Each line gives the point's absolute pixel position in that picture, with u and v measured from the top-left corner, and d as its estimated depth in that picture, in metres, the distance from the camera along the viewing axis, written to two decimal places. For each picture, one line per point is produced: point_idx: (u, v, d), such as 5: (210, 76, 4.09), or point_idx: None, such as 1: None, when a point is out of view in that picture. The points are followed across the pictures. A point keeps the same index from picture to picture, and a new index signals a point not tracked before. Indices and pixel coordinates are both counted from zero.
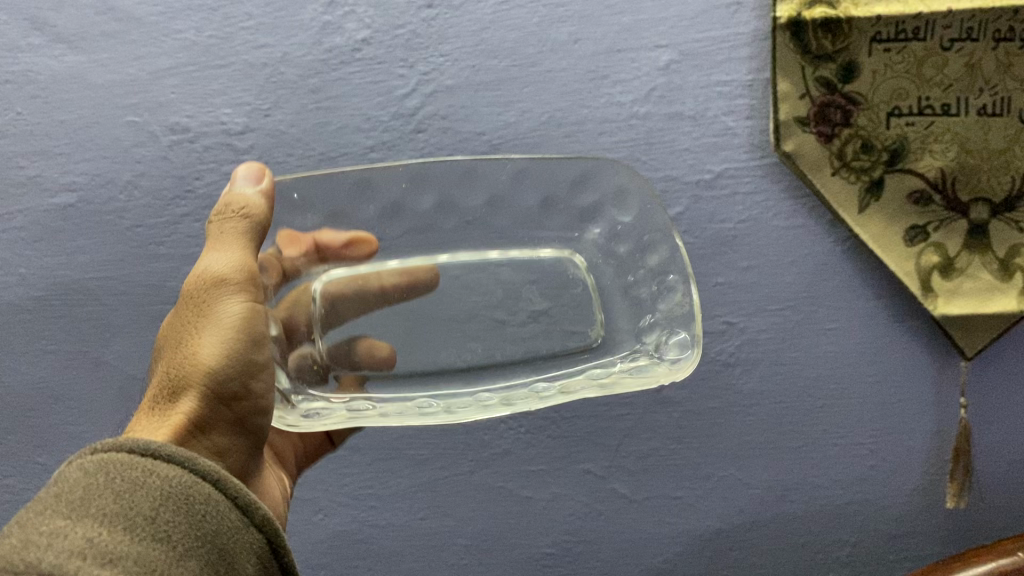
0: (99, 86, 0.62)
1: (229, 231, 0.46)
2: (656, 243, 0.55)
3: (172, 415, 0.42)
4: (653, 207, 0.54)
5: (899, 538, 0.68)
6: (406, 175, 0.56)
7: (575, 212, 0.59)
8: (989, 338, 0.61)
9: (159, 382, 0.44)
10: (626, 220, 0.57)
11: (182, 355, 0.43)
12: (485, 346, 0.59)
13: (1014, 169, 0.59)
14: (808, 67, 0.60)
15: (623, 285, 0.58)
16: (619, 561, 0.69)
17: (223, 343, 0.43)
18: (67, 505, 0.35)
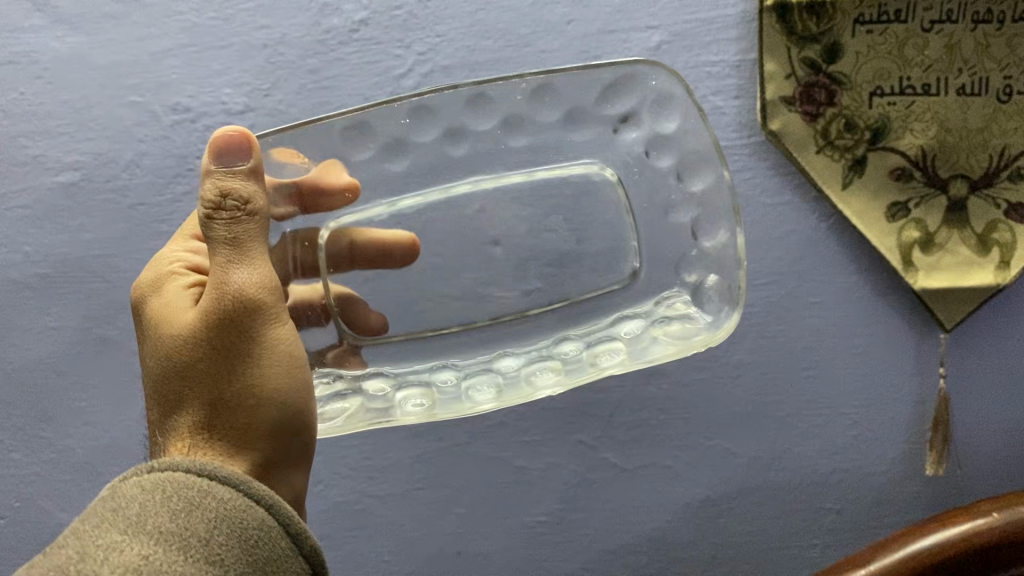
0: (101, 67, 0.65)
1: (248, 235, 0.44)
2: (698, 167, 0.55)
3: (238, 441, 0.45)
4: (698, 124, 0.54)
5: (885, 507, 0.70)
6: (407, 111, 0.55)
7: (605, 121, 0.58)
8: (968, 310, 0.64)
9: (207, 406, 0.45)
10: (670, 129, 0.56)
11: (236, 381, 0.44)
12: (508, 293, 0.62)
13: (991, 147, 0.62)
14: (794, 48, 0.62)
15: (659, 207, 0.59)
16: (611, 530, 0.71)
17: (276, 364, 0.45)
18: (124, 520, 0.37)
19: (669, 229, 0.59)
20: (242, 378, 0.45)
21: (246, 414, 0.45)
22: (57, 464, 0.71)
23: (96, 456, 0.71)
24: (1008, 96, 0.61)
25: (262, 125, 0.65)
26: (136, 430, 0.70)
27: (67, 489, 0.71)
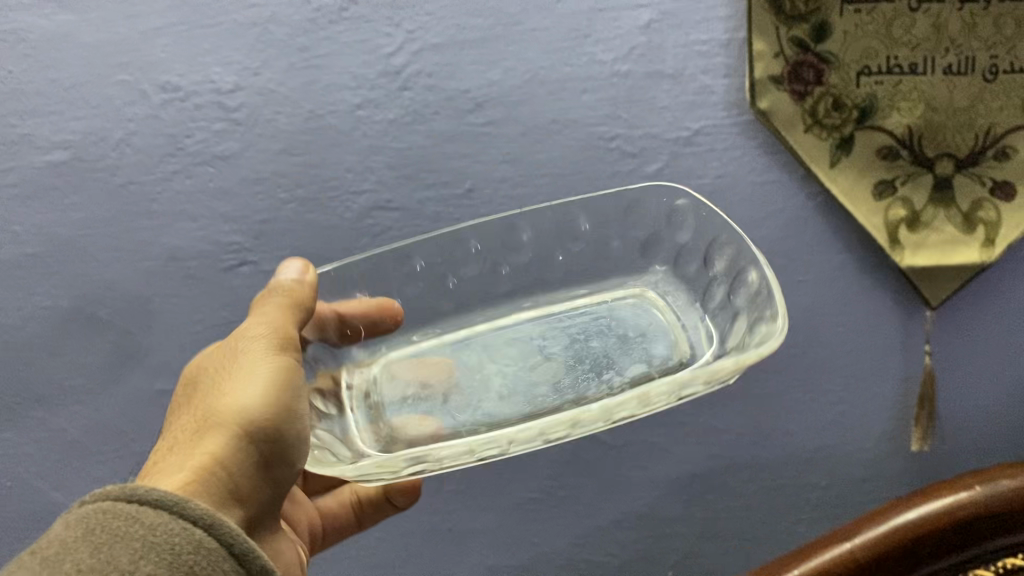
0: (90, 46, 0.64)
1: (274, 304, 0.50)
2: (721, 245, 0.60)
3: (201, 452, 0.42)
4: (706, 212, 0.60)
5: (870, 481, 0.72)
6: (450, 242, 0.63)
7: (631, 251, 0.65)
8: (953, 287, 0.64)
9: (188, 424, 0.44)
10: (682, 240, 0.63)
11: (218, 397, 0.44)
12: (555, 387, 0.59)
13: (977, 126, 0.62)
14: (782, 28, 0.61)
15: (704, 305, 0.61)
16: (601, 505, 0.72)
17: (261, 391, 0.44)
18: (40, 560, 0.32)
19: (721, 315, 0.59)
20: (230, 385, 0.44)
21: (216, 433, 0.43)
22: (50, 442, 0.71)
23: (88, 435, 0.71)
24: (994, 76, 0.61)
25: (252, 105, 0.65)
26: (128, 409, 0.70)
27: (59, 469, 0.72)
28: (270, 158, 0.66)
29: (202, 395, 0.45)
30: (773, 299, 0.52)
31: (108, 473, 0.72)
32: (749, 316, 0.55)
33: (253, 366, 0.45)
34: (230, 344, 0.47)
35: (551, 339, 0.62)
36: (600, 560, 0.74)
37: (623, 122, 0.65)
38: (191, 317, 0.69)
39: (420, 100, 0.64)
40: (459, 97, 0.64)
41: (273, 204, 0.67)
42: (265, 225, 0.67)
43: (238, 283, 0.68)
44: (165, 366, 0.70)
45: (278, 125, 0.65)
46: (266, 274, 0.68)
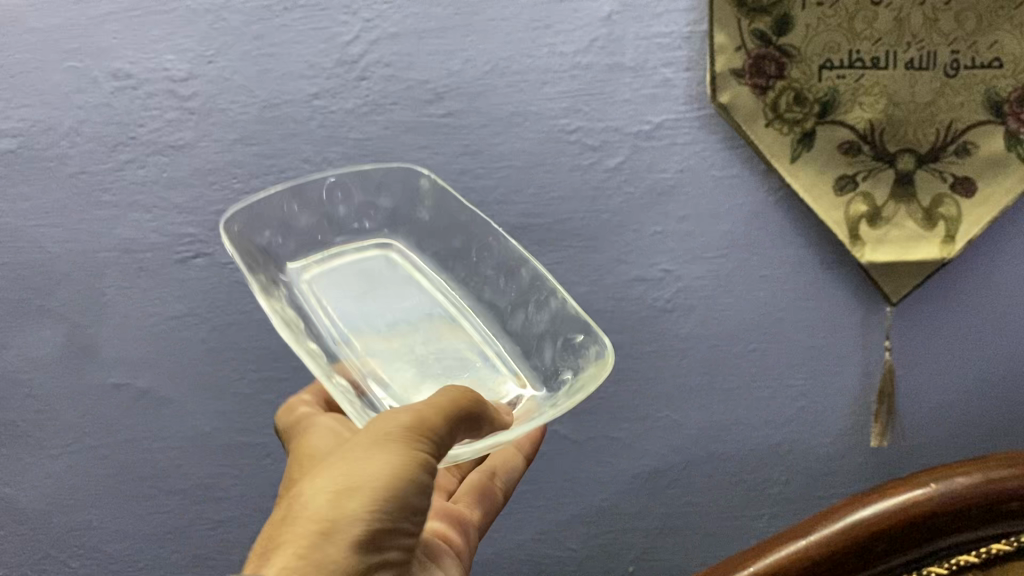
0: (38, 30, 0.62)
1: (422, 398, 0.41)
2: (380, 184, 0.59)
3: (338, 519, 0.37)
4: (366, 183, 0.58)
5: (828, 476, 0.72)
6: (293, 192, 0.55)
7: (312, 233, 0.56)
8: (913, 284, 0.64)
9: (321, 487, 0.38)
10: (351, 207, 0.58)
11: (351, 473, 0.38)
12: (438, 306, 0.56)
13: (938, 122, 0.61)
14: (743, 20, 0.60)
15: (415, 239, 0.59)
16: (562, 499, 0.73)
17: (390, 488, 0.38)
18: None
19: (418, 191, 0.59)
20: (353, 461, 0.38)
21: (330, 514, 0.37)
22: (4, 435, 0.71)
23: (41, 428, 0.70)
24: (956, 71, 0.60)
25: (205, 93, 0.63)
26: (82, 403, 0.70)
27: (11, 463, 0.71)
28: (225, 147, 0.64)
29: (331, 457, 0.40)
30: (401, 181, 0.59)
31: (63, 466, 0.71)
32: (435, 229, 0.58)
33: (380, 452, 0.38)
34: (379, 423, 0.39)
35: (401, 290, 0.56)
36: (558, 553, 0.74)
37: (585, 115, 0.63)
38: (144, 311, 0.67)
39: (378, 90, 0.63)
40: (418, 88, 0.63)
41: (228, 194, 0.65)
42: (220, 215, 0.66)
43: (193, 276, 0.67)
44: (119, 360, 0.68)
45: (232, 114, 0.64)
46: (222, 266, 0.66)
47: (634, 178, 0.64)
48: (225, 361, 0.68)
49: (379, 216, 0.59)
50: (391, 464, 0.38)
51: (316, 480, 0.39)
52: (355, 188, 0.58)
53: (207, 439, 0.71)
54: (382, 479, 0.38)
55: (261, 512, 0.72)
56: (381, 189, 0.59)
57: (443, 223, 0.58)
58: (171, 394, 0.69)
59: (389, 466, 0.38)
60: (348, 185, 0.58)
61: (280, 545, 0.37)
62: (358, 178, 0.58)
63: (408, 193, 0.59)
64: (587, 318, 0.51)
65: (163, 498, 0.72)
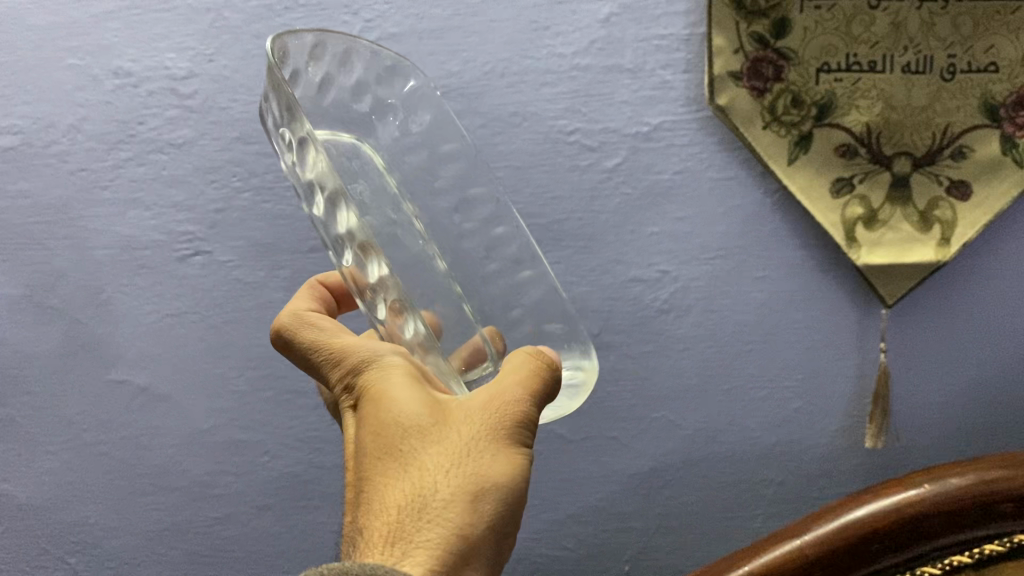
0: (39, 29, 0.63)
1: (510, 373, 0.41)
2: (388, 75, 0.55)
3: (476, 521, 0.37)
4: (376, 65, 0.54)
5: (824, 478, 0.72)
6: (315, 42, 0.49)
7: (311, 95, 0.50)
8: (908, 286, 0.65)
9: (452, 487, 0.37)
10: (352, 83, 0.53)
11: (485, 472, 0.37)
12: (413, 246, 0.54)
13: (934, 125, 0.62)
14: (742, 23, 0.61)
15: (393, 146, 0.56)
16: (558, 499, 0.73)
17: (516, 489, 0.38)
18: None
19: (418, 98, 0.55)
20: (481, 458, 0.37)
21: (468, 517, 0.37)
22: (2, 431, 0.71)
23: (40, 423, 0.70)
24: (952, 75, 0.61)
25: (205, 92, 0.63)
26: (80, 400, 0.70)
27: (9, 458, 0.71)
28: (224, 146, 0.64)
29: (442, 436, 0.38)
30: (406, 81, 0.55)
31: (61, 463, 0.72)
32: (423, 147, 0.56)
33: (503, 451, 0.38)
34: (491, 414, 0.39)
35: (378, 207, 0.53)
36: (554, 552, 0.74)
37: (583, 116, 0.64)
38: (143, 308, 0.67)
39: None
40: None
41: (226, 193, 0.65)
42: (218, 214, 0.66)
43: (192, 273, 0.67)
44: (117, 357, 0.69)
45: (231, 113, 0.64)
46: (221, 264, 0.67)
47: (632, 179, 0.65)
48: (223, 359, 0.69)
49: (367, 110, 0.55)
50: (515, 471, 0.38)
51: (435, 467, 0.37)
52: (360, 64, 0.53)
53: (204, 437, 0.71)
54: (513, 487, 0.38)
55: (257, 511, 0.73)
56: (388, 79, 0.55)
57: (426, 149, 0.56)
58: (169, 392, 0.69)
59: (512, 473, 0.38)
60: (353, 59, 0.53)
61: (420, 544, 0.36)
62: (366, 53, 0.53)
63: (407, 99, 0.55)
64: (573, 310, 0.54)
65: (160, 495, 0.72)
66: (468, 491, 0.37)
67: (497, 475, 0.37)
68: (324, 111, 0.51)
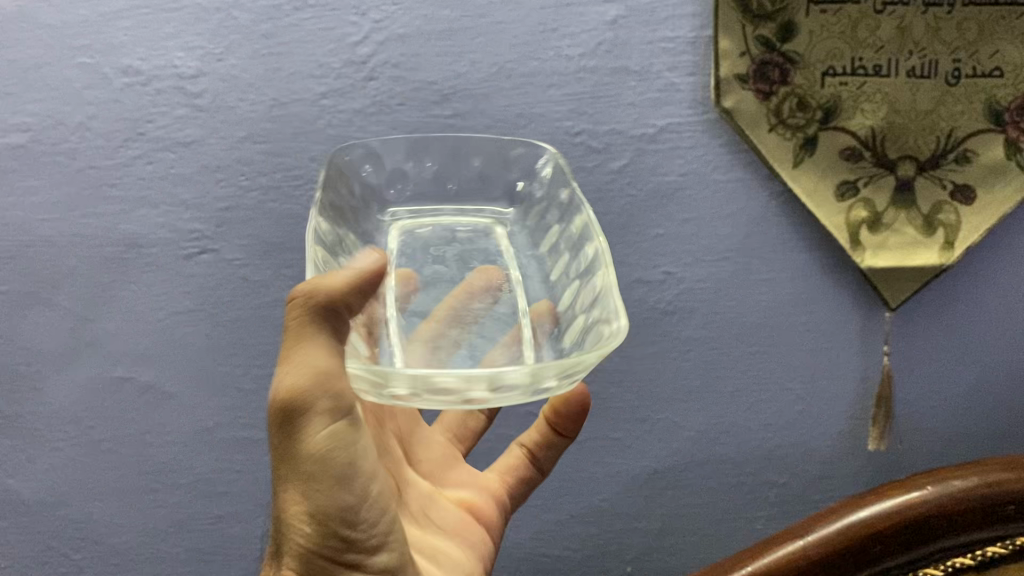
0: (50, 27, 0.63)
1: (288, 341, 0.37)
2: (509, 151, 0.56)
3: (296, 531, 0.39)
4: (504, 147, 0.56)
5: (825, 480, 0.72)
6: (405, 143, 0.56)
7: (427, 192, 0.56)
8: (912, 289, 0.65)
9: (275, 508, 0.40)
10: (476, 170, 0.56)
11: (287, 489, 0.39)
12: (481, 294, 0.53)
13: (939, 129, 0.62)
14: (748, 27, 0.62)
15: (530, 212, 0.56)
16: (561, 499, 0.73)
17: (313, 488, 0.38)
18: None
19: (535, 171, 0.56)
20: (281, 480, 0.39)
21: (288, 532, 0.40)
22: (6, 428, 0.71)
23: (45, 419, 0.70)
24: (957, 79, 0.61)
25: (214, 91, 0.64)
26: (86, 397, 0.70)
27: (13, 454, 0.72)
28: (232, 145, 0.65)
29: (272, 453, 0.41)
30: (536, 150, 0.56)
31: (66, 460, 0.72)
32: (548, 210, 0.54)
33: (290, 461, 0.38)
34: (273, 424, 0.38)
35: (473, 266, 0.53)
36: (556, 553, 0.74)
37: (590, 118, 0.64)
38: (149, 305, 0.68)
39: (386, 90, 0.64)
40: (425, 88, 0.64)
41: (234, 192, 0.66)
42: (226, 212, 0.66)
43: (199, 271, 0.67)
44: (123, 354, 0.69)
45: (241, 112, 0.64)
46: (228, 262, 0.67)
47: (637, 181, 0.65)
48: (229, 357, 0.69)
49: (501, 183, 0.57)
50: (339, 491, 0.39)
51: (274, 492, 0.40)
52: (480, 153, 0.56)
53: (209, 435, 0.71)
54: (331, 509, 0.39)
55: (261, 509, 0.73)
56: (518, 155, 0.56)
57: (548, 197, 0.55)
58: (174, 389, 0.70)
59: (337, 492, 0.39)
60: (470, 148, 0.56)
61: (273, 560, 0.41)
62: (483, 141, 0.56)
63: (528, 170, 0.56)
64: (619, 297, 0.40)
65: (164, 492, 0.73)
66: (285, 516, 0.39)
67: (319, 499, 0.39)
68: (444, 201, 0.56)
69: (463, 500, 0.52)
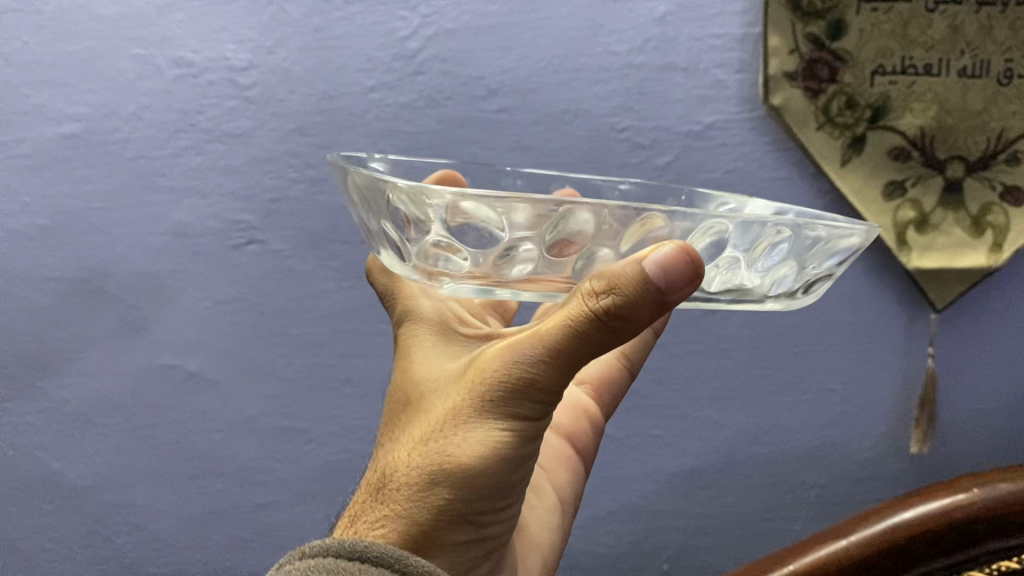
0: (106, 19, 0.64)
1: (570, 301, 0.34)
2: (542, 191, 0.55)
3: (457, 446, 0.37)
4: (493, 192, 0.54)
5: (866, 482, 0.71)
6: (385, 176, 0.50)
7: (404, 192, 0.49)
8: (958, 291, 0.64)
9: (434, 426, 0.38)
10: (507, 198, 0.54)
11: (463, 417, 0.37)
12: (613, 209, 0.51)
13: (990, 130, 0.62)
14: (798, 24, 0.61)
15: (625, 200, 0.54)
16: (600, 495, 0.73)
17: (494, 433, 0.36)
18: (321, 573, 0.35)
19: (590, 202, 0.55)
20: (462, 418, 0.37)
21: (452, 450, 0.37)
22: (53, 412, 0.72)
23: (91, 405, 0.72)
24: (1009, 80, 0.61)
25: (264, 83, 0.65)
26: (134, 382, 0.71)
27: (59, 438, 0.72)
28: (281, 137, 0.66)
29: (441, 387, 0.40)
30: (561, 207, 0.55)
31: (111, 445, 0.73)
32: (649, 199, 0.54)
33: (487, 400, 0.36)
34: (484, 372, 0.37)
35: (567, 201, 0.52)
36: (595, 550, 0.74)
37: (636, 114, 0.64)
38: (197, 293, 0.69)
39: (434, 84, 0.64)
40: (472, 83, 0.64)
41: (281, 183, 0.66)
42: (274, 204, 0.67)
43: (246, 262, 0.68)
44: (169, 342, 0.70)
45: (290, 105, 0.65)
46: (274, 253, 0.68)
47: (683, 178, 0.65)
48: (273, 347, 0.70)
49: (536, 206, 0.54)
50: (471, 445, 0.36)
51: (442, 427, 0.37)
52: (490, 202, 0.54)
53: (252, 424, 0.72)
54: (472, 472, 0.37)
55: (302, 498, 0.73)
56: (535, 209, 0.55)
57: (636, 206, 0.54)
58: (218, 377, 0.71)
59: (465, 448, 0.36)
60: None
61: (398, 463, 0.38)
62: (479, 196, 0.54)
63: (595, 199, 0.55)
64: (835, 269, 0.36)
65: (206, 479, 0.73)
66: (456, 442, 0.37)
67: (450, 452, 0.37)
68: None
69: (560, 428, 0.57)
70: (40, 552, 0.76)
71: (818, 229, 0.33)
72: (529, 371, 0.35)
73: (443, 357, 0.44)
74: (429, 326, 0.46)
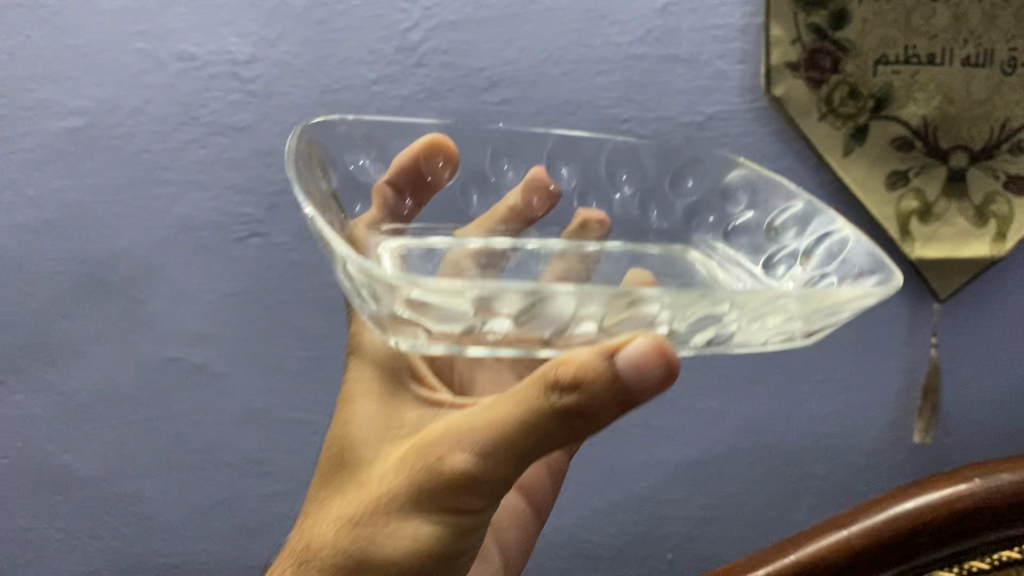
0: (108, 12, 0.64)
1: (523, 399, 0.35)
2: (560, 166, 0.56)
3: (384, 535, 0.38)
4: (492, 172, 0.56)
5: (867, 471, 0.72)
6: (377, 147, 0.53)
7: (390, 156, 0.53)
8: (962, 281, 0.64)
9: (363, 511, 0.40)
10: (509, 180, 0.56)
11: (392, 507, 0.38)
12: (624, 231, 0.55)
13: (993, 119, 0.62)
14: (800, 14, 0.61)
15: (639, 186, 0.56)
16: (603, 486, 0.73)
17: (421, 526, 0.38)
18: None
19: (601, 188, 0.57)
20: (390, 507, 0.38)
21: (378, 538, 0.38)
22: (62, 404, 0.72)
23: (98, 397, 0.72)
24: (1012, 69, 0.61)
25: (267, 77, 0.65)
26: (141, 374, 0.71)
27: (68, 430, 0.73)
28: (284, 131, 0.66)
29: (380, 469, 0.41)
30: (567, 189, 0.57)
31: (118, 437, 0.73)
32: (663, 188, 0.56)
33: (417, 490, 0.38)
34: (422, 462, 0.38)
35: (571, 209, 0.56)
36: (599, 540, 0.75)
37: (638, 105, 0.65)
38: (202, 286, 0.69)
39: (435, 76, 0.65)
40: (473, 75, 0.64)
41: (285, 177, 0.67)
42: (277, 197, 0.67)
43: (250, 254, 0.68)
44: (175, 335, 0.70)
45: (292, 98, 0.65)
46: (277, 246, 0.68)
47: None
48: (279, 339, 0.70)
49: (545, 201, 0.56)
50: (399, 534, 0.38)
51: (371, 514, 0.39)
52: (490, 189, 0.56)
53: (257, 415, 0.72)
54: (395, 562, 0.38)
55: (305, 490, 0.74)
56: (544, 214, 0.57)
57: (639, 184, 0.56)
58: (224, 370, 0.71)
59: (393, 537, 0.38)
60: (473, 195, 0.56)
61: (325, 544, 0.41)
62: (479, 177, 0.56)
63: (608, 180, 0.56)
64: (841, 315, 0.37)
65: (213, 471, 0.74)
66: (385, 531, 0.38)
67: (376, 541, 0.38)
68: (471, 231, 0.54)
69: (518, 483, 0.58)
70: (50, 541, 0.77)
71: (825, 300, 0.34)
72: (463, 464, 0.36)
73: (387, 430, 0.45)
74: (376, 388, 0.48)
